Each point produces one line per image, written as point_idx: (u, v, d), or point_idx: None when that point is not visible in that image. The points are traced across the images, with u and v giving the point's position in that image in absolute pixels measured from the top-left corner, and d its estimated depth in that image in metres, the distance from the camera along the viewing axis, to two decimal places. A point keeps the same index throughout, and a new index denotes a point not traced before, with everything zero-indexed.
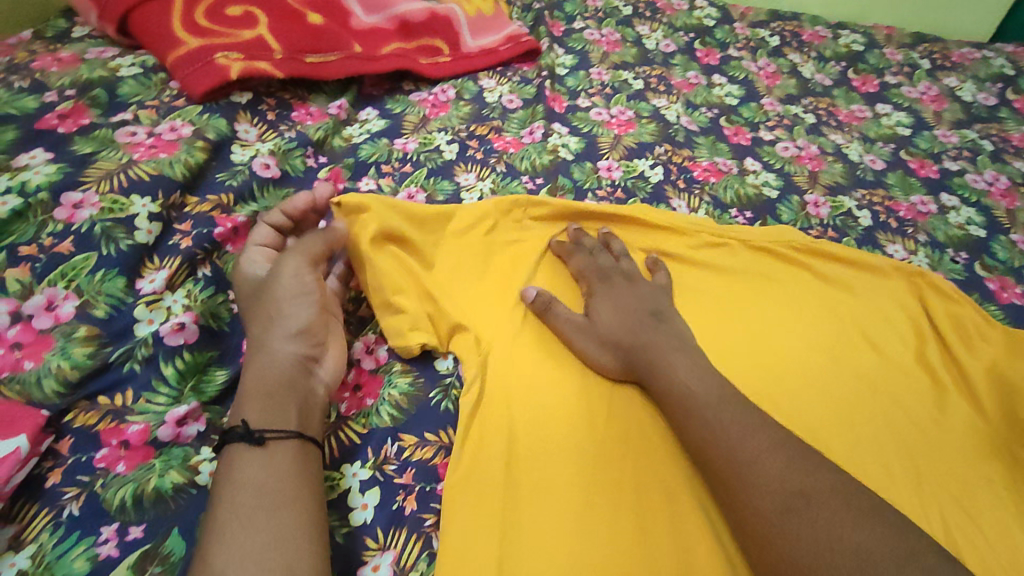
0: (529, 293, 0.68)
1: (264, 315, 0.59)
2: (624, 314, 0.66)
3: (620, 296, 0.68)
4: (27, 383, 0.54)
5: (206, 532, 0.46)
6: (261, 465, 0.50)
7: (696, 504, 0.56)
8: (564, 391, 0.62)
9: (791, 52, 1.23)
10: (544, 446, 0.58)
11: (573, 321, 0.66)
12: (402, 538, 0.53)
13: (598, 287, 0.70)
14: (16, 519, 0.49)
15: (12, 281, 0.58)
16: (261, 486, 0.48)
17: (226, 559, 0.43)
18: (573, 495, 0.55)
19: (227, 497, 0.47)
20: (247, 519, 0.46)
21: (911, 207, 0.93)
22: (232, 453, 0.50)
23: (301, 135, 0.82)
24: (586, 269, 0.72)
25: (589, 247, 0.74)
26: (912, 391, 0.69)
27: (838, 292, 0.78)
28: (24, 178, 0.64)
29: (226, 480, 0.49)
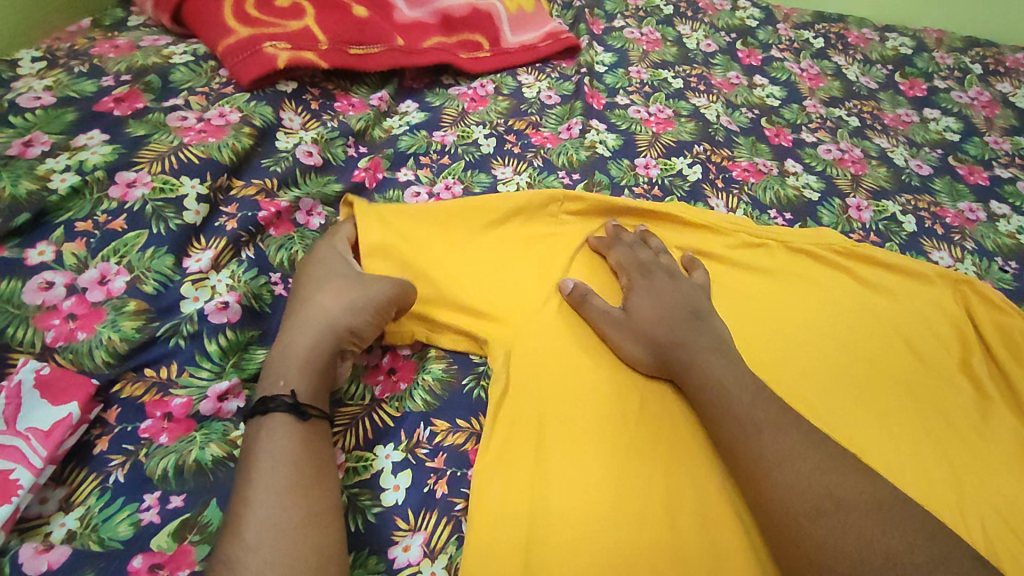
0: (568, 284, 0.68)
1: (329, 302, 0.61)
2: (663, 309, 0.66)
3: (661, 292, 0.68)
4: (79, 352, 0.56)
5: (234, 499, 0.47)
6: (285, 436, 0.51)
7: (726, 508, 0.55)
8: (597, 386, 0.62)
9: (835, 54, 1.21)
10: (576, 441, 0.58)
11: (609, 313, 0.65)
12: (433, 521, 0.54)
13: (639, 282, 0.69)
14: (66, 481, 0.51)
15: (68, 254, 0.60)
16: (286, 456, 0.49)
17: (253, 530, 0.45)
18: (604, 491, 0.55)
19: (254, 466, 0.49)
20: (269, 491, 0.47)
21: (959, 214, 0.91)
22: (258, 421, 0.52)
23: (342, 125, 0.83)
24: (626, 262, 0.72)
25: (628, 241, 0.74)
26: (955, 401, 0.67)
27: (880, 297, 0.76)
28: (82, 157, 0.66)
29: (253, 452, 0.50)
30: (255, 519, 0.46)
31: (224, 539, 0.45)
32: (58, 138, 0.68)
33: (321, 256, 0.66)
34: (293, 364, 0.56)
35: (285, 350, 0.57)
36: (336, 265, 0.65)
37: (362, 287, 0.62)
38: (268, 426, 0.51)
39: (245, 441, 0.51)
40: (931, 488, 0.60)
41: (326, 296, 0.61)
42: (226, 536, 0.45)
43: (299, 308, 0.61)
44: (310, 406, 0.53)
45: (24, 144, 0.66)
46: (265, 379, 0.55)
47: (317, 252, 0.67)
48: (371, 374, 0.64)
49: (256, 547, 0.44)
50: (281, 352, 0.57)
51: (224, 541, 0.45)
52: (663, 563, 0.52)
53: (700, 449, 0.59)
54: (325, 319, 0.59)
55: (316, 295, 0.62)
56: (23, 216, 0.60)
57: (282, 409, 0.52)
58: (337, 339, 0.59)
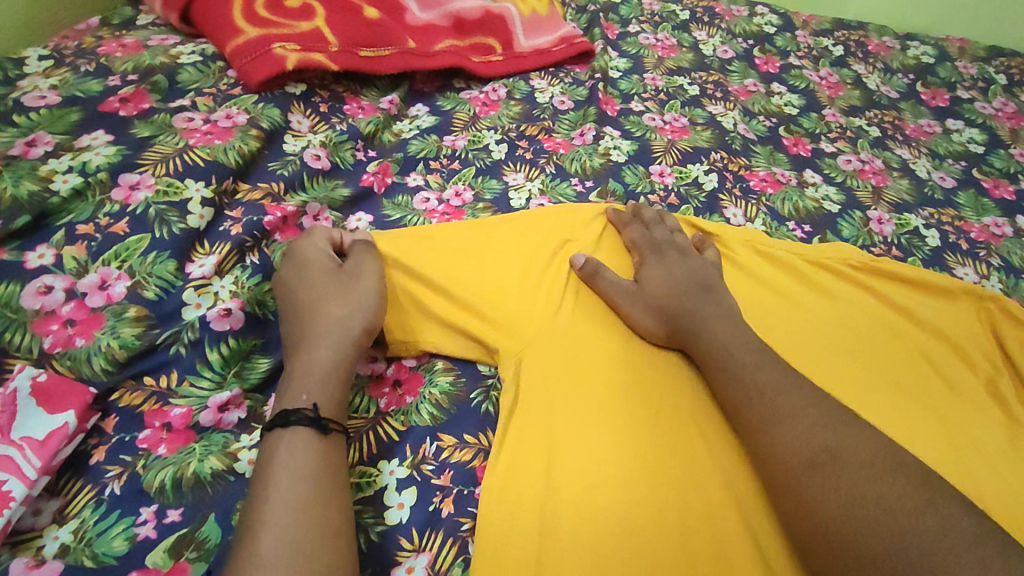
0: (579, 259, 0.70)
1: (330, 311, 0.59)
2: (675, 283, 0.67)
3: (673, 267, 0.69)
4: (77, 359, 0.55)
5: (249, 515, 0.45)
6: (308, 449, 0.49)
7: (744, 532, 0.53)
8: (610, 399, 0.59)
9: (855, 63, 1.18)
10: (589, 457, 0.55)
11: (621, 285, 0.67)
12: (438, 542, 0.52)
13: (650, 258, 0.71)
14: (61, 493, 0.50)
15: (69, 258, 0.59)
16: (307, 472, 0.47)
17: (270, 547, 0.43)
18: (616, 509, 0.53)
19: (273, 481, 0.46)
20: (290, 506, 0.45)
21: (984, 229, 0.88)
22: (278, 433, 0.50)
23: (352, 128, 0.82)
24: (639, 240, 0.74)
25: (645, 220, 0.76)
26: (980, 423, 0.65)
27: (898, 314, 0.74)
28: (85, 158, 0.65)
29: (272, 463, 0.48)
30: (274, 537, 0.43)
31: (237, 557, 0.43)
32: (62, 138, 0.66)
33: (313, 258, 0.63)
34: (316, 373, 0.54)
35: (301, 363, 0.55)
36: (333, 267, 0.63)
37: (371, 289, 0.61)
38: (290, 437, 0.49)
39: (262, 452, 0.49)
40: None
41: (329, 303, 0.59)
42: (240, 551, 0.43)
43: (306, 317, 0.59)
44: (331, 420, 0.52)
45: (27, 144, 0.64)
46: (287, 394, 0.53)
47: (309, 250, 0.64)
48: (376, 386, 0.62)
49: (273, 565, 0.42)
50: (298, 363, 0.55)
51: (237, 559, 0.42)
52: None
53: (717, 466, 0.56)
54: (340, 323, 0.58)
55: (324, 301, 0.59)
56: (23, 218, 0.59)
57: (306, 422, 0.50)
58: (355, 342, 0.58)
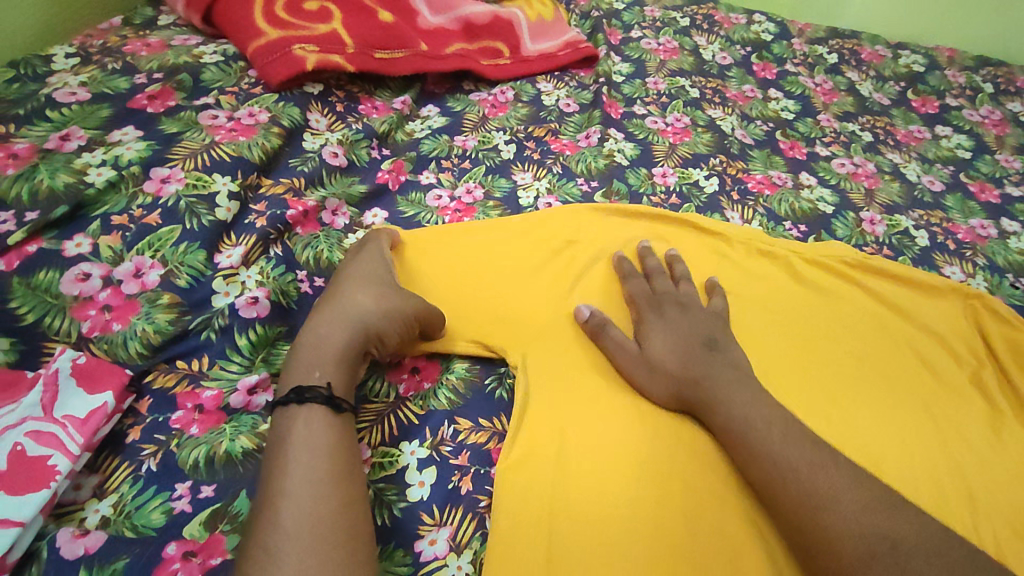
0: (584, 312, 0.68)
1: (355, 305, 0.60)
2: (679, 346, 0.64)
3: (674, 327, 0.66)
4: (114, 343, 0.57)
5: (269, 487, 0.47)
6: (321, 428, 0.51)
7: (740, 518, 0.56)
8: (613, 397, 0.63)
9: (848, 70, 1.23)
10: (597, 449, 0.59)
11: (624, 345, 0.65)
12: (458, 516, 0.55)
13: (650, 316, 0.68)
14: (100, 469, 0.52)
15: (105, 247, 0.61)
16: (320, 448, 0.50)
17: (291, 515, 0.45)
18: (623, 497, 0.56)
19: (292, 456, 0.49)
20: (310, 477, 0.48)
21: (970, 230, 0.92)
22: (292, 410, 0.52)
23: (367, 127, 0.85)
24: (638, 294, 0.71)
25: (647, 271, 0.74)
26: (965, 413, 0.69)
27: (889, 311, 0.78)
28: (117, 152, 0.67)
29: (291, 438, 0.50)
30: (292, 509, 0.46)
31: (262, 524, 0.45)
32: (94, 133, 0.69)
33: (357, 255, 0.67)
34: (327, 355, 0.57)
35: (314, 342, 0.57)
36: (368, 264, 0.66)
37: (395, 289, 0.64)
38: (308, 415, 0.52)
39: (280, 427, 0.52)
40: (944, 498, 0.61)
41: (360, 296, 0.61)
42: (264, 518, 0.45)
43: (328, 300, 0.62)
44: (343, 399, 0.54)
45: (61, 138, 0.67)
46: (299, 370, 0.55)
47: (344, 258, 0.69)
48: (394, 372, 0.65)
49: (295, 532, 0.44)
50: (309, 338, 0.58)
51: (256, 530, 0.45)
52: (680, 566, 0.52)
53: (718, 458, 0.59)
54: (356, 309, 0.60)
55: (348, 288, 0.62)
56: (61, 209, 0.61)
57: (320, 400, 0.52)
58: (367, 330, 0.59)
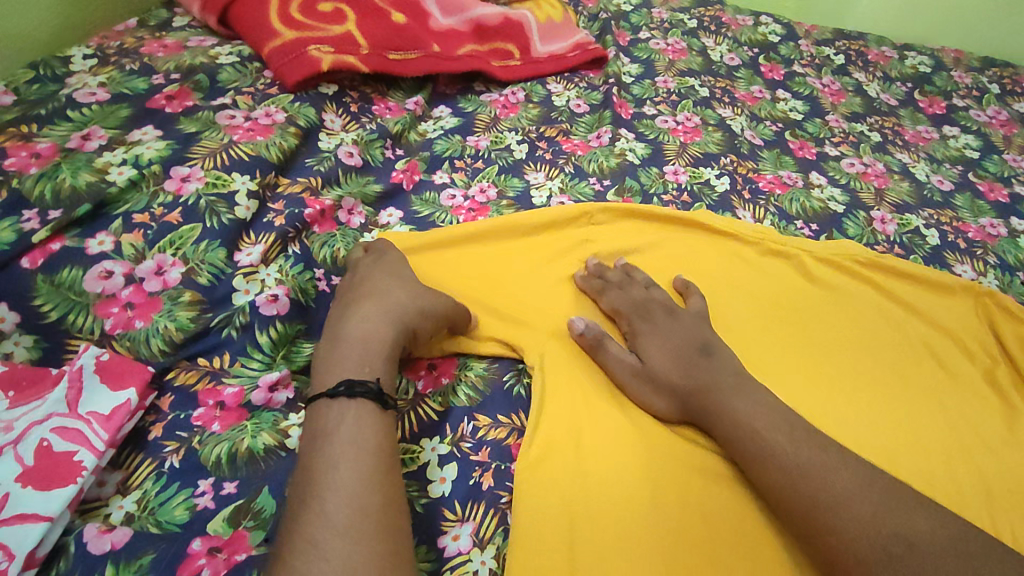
0: (579, 326, 0.68)
1: (396, 305, 0.61)
2: (674, 354, 0.65)
3: (666, 334, 0.67)
4: (136, 340, 0.58)
5: (317, 481, 0.48)
6: (370, 424, 0.52)
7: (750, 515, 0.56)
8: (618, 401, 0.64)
9: (855, 71, 1.23)
10: (612, 452, 0.59)
11: (630, 365, 0.65)
12: (480, 512, 0.55)
13: (642, 327, 0.69)
14: (123, 466, 0.52)
15: (127, 245, 0.62)
16: (368, 444, 0.50)
17: (340, 511, 0.46)
18: (639, 500, 0.56)
19: (340, 452, 0.49)
20: (358, 474, 0.48)
21: (980, 229, 0.92)
22: (342, 403, 0.53)
23: (381, 127, 0.86)
24: (621, 305, 0.71)
25: (616, 281, 0.73)
26: (981, 410, 0.69)
27: (902, 309, 0.78)
28: (137, 152, 0.68)
29: (338, 434, 0.50)
30: (343, 504, 0.46)
31: (308, 518, 0.45)
32: (114, 132, 0.69)
33: (384, 256, 0.68)
34: (376, 353, 0.57)
35: (360, 340, 0.58)
36: (399, 267, 0.67)
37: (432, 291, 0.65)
38: (358, 411, 0.52)
39: (328, 421, 0.52)
40: (960, 495, 0.62)
41: (398, 296, 0.62)
42: (312, 512, 0.46)
43: (368, 296, 0.62)
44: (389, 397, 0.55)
45: (82, 137, 0.68)
46: (346, 366, 0.56)
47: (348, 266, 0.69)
48: (412, 369, 0.65)
49: (344, 528, 0.45)
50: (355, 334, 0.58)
51: (305, 523, 0.45)
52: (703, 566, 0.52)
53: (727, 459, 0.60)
54: (399, 310, 0.61)
55: (388, 288, 0.63)
56: (83, 207, 0.62)
57: (371, 395, 0.53)
58: (409, 330, 0.60)
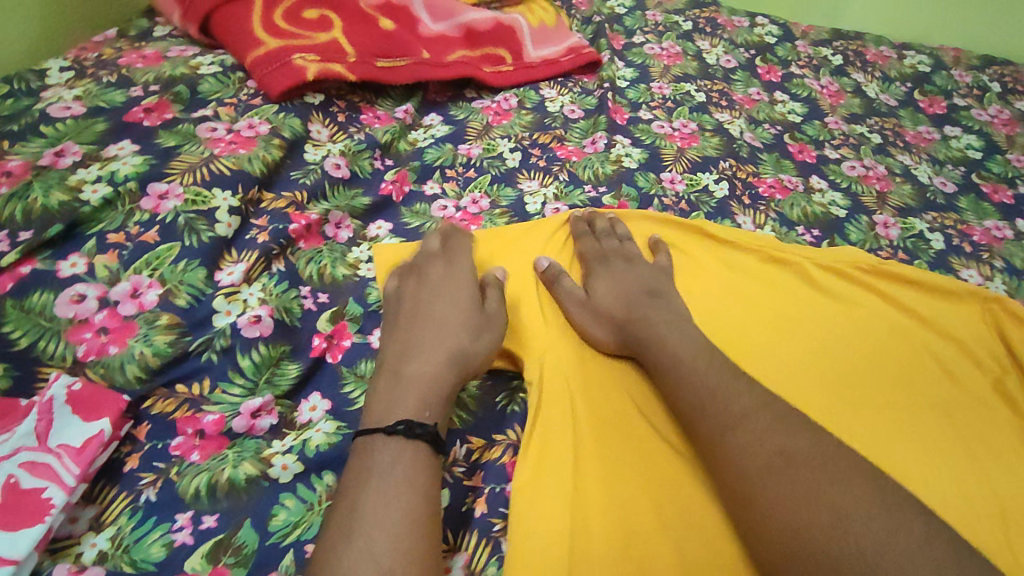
0: (543, 262, 0.72)
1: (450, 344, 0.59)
2: (623, 292, 0.68)
3: (619, 277, 0.70)
4: (111, 367, 0.55)
5: (364, 518, 0.45)
6: (424, 469, 0.50)
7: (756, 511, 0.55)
8: (616, 405, 0.61)
9: (854, 71, 1.21)
10: (612, 456, 0.57)
11: (573, 292, 0.68)
12: (473, 541, 0.53)
13: (598, 268, 0.72)
14: (96, 501, 0.50)
15: (101, 266, 0.59)
16: (421, 487, 0.49)
17: (388, 555, 0.44)
18: (639, 502, 0.55)
19: (393, 491, 0.47)
20: (409, 519, 0.46)
21: (985, 232, 0.90)
22: (399, 443, 0.51)
23: (369, 137, 0.83)
24: (588, 252, 0.74)
25: (596, 232, 0.77)
26: (991, 422, 0.67)
27: (908, 317, 0.76)
28: (113, 168, 0.65)
29: (391, 473, 0.49)
30: (392, 548, 0.44)
31: (352, 558, 0.43)
32: (89, 148, 0.67)
33: (429, 280, 0.66)
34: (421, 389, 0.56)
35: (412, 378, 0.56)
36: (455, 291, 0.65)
37: (498, 323, 0.64)
38: (416, 453, 0.50)
39: (379, 457, 0.50)
40: (973, 511, 0.59)
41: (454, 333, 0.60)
42: (358, 552, 0.44)
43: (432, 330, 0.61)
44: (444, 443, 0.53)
45: (55, 154, 0.65)
46: (404, 406, 0.54)
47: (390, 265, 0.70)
48: None
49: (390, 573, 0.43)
50: (420, 372, 0.57)
51: (348, 565, 0.43)
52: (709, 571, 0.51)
53: None
54: (459, 346, 0.60)
55: (446, 323, 0.61)
56: (55, 227, 0.59)
57: (428, 438, 0.51)
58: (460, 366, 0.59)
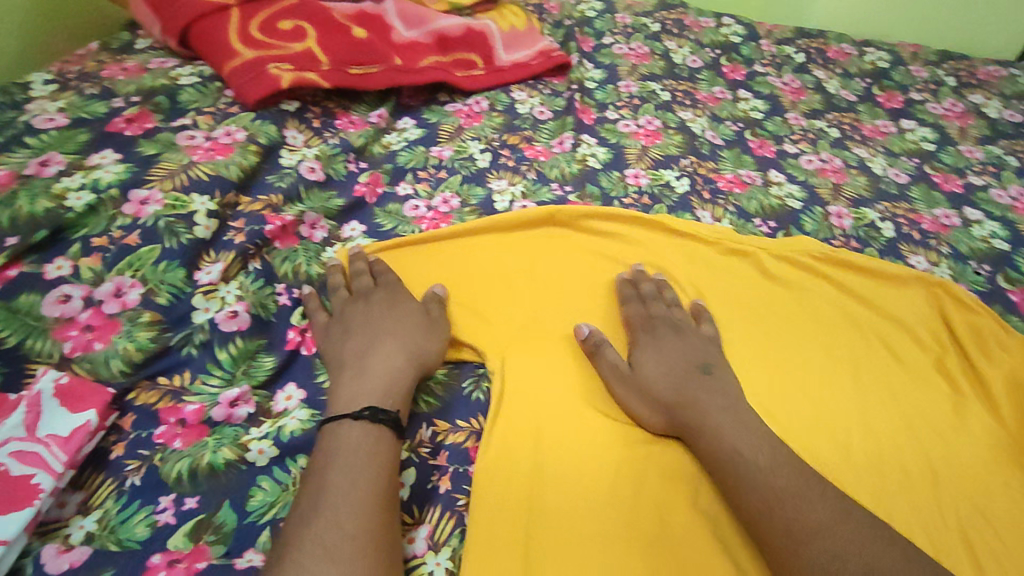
0: (584, 330, 0.70)
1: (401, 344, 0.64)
2: (669, 367, 0.66)
3: (666, 348, 0.68)
4: (96, 362, 0.59)
5: (328, 490, 0.50)
6: (386, 448, 0.55)
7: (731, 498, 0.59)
8: (581, 395, 0.66)
9: (816, 69, 1.26)
10: (584, 453, 0.61)
11: (617, 367, 0.66)
12: (437, 515, 0.57)
13: (642, 338, 0.70)
14: (84, 486, 0.53)
15: (85, 268, 0.63)
16: (386, 465, 0.54)
17: (350, 521, 0.48)
18: (604, 496, 0.58)
19: (356, 466, 0.52)
20: (370, 490, 0.51)
21: (935, 220, 0.94)
22: (363, 426, 0.55)
23: (343, 142, 0.87)
24: (634, 318, 0.73)
25: (642, 294, 0.75)
26: (931, 398, 0.71)
27: (857, 303, 0.80)
28: (96, 176, 0.69)
29: (353, 450, 0.53)
30: (354, 514, 0.49)
31: (318, 523, 0.48)
32: (73, 157, 0.71)
33: (374, 291, 0.70)
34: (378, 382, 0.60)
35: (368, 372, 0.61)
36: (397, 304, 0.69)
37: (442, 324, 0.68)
38: (378, 434, 0.55)
39: (341, 437, 0.54)
40: (908, 481, 0.64)
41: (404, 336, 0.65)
42: (324, 517, 0.48)
43: (395, 333, 0.65)
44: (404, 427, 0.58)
45: (40, 163, 0.69)
46: (369, 395, 0.58)
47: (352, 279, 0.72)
48: None
49: (353, 536, 0.47)
50: (382, 368, 0.61)
51: (314, 529, 0.47)
52: (656, 540, 0.55)
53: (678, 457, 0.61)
54: (411, 346, 0.64)
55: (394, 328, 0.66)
56: (41, 232, 0.63)
57: (390, 423, 0.56)
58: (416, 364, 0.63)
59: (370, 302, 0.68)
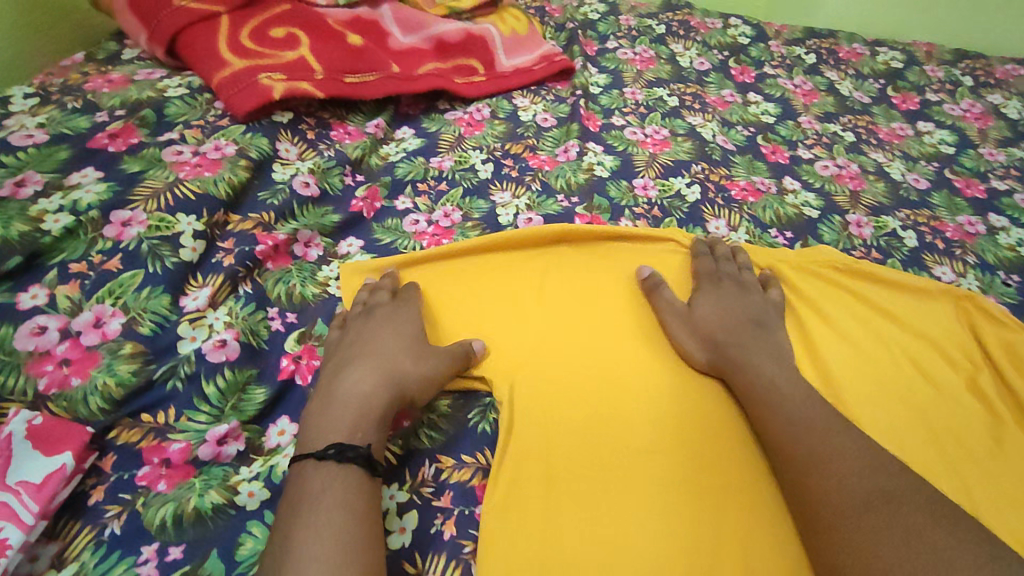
0: (645, 271, 0.75)
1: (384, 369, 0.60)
2: (727, 313, 0.69)
3: (725, 297, 0.71)
4: (73, 400, 0.55)
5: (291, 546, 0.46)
6: (357, 493, 0.50)
7: (771, 540, 0.54)
8: (599, 423, 0.61)
9: (827, 70, 1.22)
10: (611, 489, 0.56)
11: (673, 304, 0.71)
12: (441, 564, 0.52)
13: (706, 285, 0.74)
14: (59, 536, 0.49)
15: (62, 297, 0.59)
16: (359, 511, 0.49)
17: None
18: (630, 534, 0.53)
19: (322, 516, 0.48)
20: (340, 541, 0.46)
21: (959, 228, 0.90)
22: (330, 468, 0.51)
23: (339, 154, 0.83)
24: (703, 270, 0.76)
25: (716, 255, 0.78)
26: (967, 422, 0.67)
27: (884, 319, 0.76)
28: (76, 196, 0.65)
29: (318, 500, 0.49)
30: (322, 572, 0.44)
31: None
32: (52, 176, 0.67)
33: (374, 312, 0.66)
34: (351, 413, 0.56)
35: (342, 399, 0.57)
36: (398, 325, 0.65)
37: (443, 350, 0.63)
38: (348, 477, 0.51)
39: (307, 483, 0.50)
40: None
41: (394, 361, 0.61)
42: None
43: (371, 356, 0.61)
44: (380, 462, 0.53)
45: (16, 184, 0.65)
46: (338, 428, 0.54)
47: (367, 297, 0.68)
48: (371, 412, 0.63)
49: None
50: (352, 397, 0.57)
51: None
52: None
53: (705, 490, 0.57)
54: (396, 371, 0.60)
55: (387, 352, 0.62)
56: (14, 260, 0.59)
57: (362, 461, 0.52)
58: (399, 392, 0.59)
59: (370, 319, 0.65)
